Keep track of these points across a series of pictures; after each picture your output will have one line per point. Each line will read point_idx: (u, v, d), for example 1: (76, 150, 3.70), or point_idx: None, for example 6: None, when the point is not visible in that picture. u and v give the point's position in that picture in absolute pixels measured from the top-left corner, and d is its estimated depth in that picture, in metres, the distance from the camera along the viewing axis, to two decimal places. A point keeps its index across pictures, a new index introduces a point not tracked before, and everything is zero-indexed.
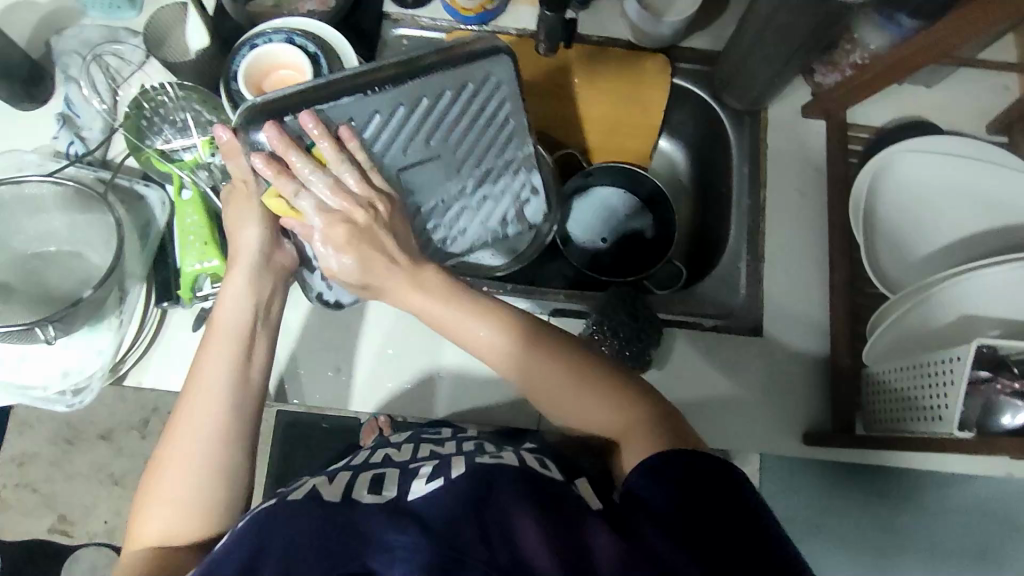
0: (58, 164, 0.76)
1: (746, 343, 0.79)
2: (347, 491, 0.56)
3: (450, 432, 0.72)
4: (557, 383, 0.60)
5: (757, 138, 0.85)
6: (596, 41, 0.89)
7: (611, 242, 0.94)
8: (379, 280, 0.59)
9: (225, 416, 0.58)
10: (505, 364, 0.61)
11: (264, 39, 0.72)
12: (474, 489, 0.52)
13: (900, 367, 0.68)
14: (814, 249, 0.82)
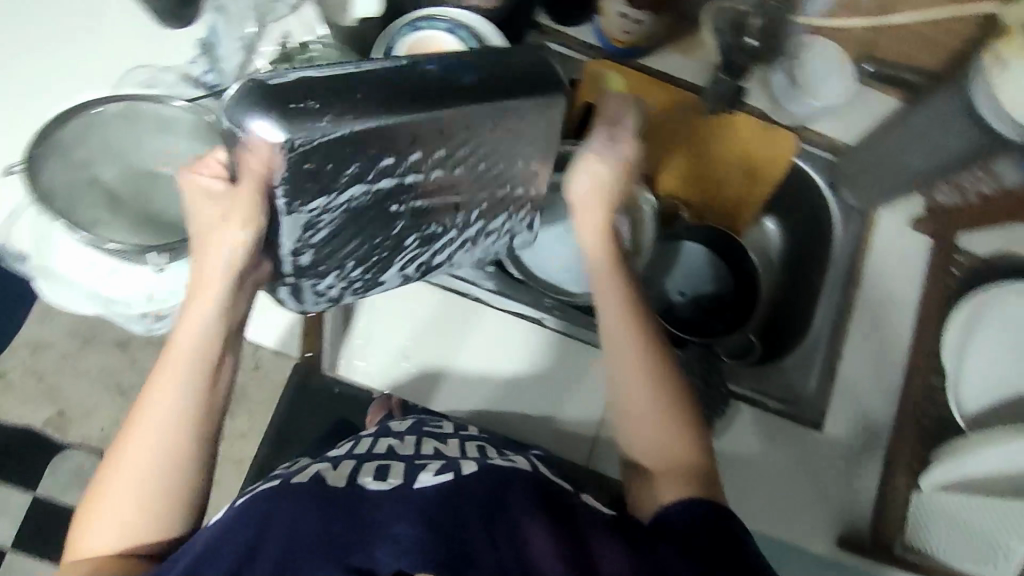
0: (190, 89, 0.77)
1: (803, 433, 0.79)
2: (353, 476, 0.61)
3: (455, 425, 0.71)
4: (651, 394, 0.67)
5: (862, 235, 0.85)
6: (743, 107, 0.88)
7: (689, 298, 0.94)
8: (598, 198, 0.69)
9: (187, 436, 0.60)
10: (621, 302, 0.68)
11: (427, 23, 0.72)
12: (487, 491, 0.59)
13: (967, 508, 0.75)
14: (894, 359, 0.81)
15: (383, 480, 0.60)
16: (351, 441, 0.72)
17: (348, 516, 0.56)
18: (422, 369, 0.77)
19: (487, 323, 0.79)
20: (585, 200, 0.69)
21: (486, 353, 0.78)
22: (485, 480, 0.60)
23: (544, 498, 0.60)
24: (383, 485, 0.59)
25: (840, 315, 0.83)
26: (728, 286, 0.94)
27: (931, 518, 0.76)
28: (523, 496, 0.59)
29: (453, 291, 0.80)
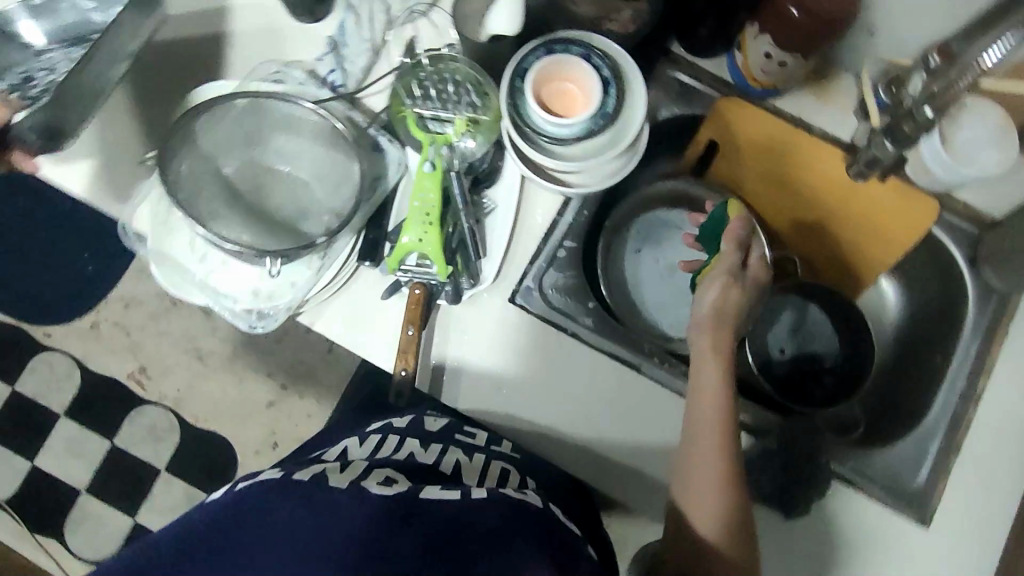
0: (315, 88, 0.76)
1: (904, 528, 0.73)
2: (355, 480, 0.57)
3: (485, 436, 0.75)
4: (714, 498, 0.63)
5: (999, 321, 0.78)
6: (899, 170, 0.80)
7: (790, 355, 0.88)
8: (723, 297, 0.69)
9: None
10: (716, 401, 0.66)
11: (562, 46, 0.69)
12: (493, 520, 0.53)
13: None
14: (1018, 462, 0.74)
15: (387, 487, 0.56)
16: (374, 428, 0.74)
17: (344, 515, 0.51)
18: (509, 399, 0.74)
19: (580, 362, 0.76)
20: (709, 318, 0.69)
21: (575, 392, 0.75)
22: (495, 510, 0.54)
23: (550, 542, 0.54)
24: (385, 491, 0.55)
25: (961, 405, 0.76)
26: (835, 348, 0.88)
27: None
28: (528, 535, 0.52)
29: (552, 324, 0.76)
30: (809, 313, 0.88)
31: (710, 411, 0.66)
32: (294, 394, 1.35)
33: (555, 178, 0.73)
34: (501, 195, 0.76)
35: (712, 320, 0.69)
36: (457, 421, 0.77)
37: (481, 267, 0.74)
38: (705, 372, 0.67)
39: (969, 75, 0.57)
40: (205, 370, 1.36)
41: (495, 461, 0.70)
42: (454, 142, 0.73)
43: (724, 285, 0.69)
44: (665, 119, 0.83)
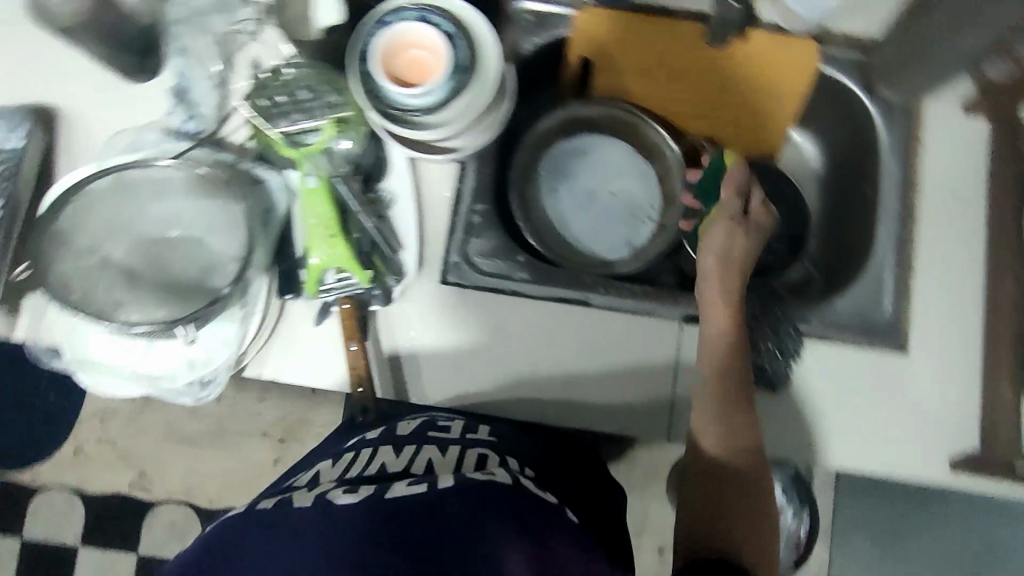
0: (176, 143, 0.73)
1: (887, 359, 0.74)
2: (319, 495, 0.56)
3: (460, 424, 0.69)
4: (729, 425, 0.66)
5: (910, 134, 0.78)
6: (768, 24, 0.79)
7: None
8: (732, 244, 0.72)
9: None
10: (728, 336, 0.69)
11: (394, 16, 0.67)
12: (465, 504, 0.53)
13: None
14: (970, 260, 0.76)
15: (352, 493, 0.55)
16: (347, 447, 0.68)
17: (318, 540, 0.50)
18: (477, 376, 0.73)
19: (531, 318, 0.75)
20: (718, 262, 0.72)
21: (536, 346, 0.74)
22: (463, 493, 0.54)
23: (524, 515, 0.54)
24: (352, 499, 0.54)
25: (902, 227, 0.76)
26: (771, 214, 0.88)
27: None
28: (500, 518, 0.53)
29: (490, 289, 0.75)
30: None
31: (711, 344, 0.69)
32: (294, 442, 1.32)
33: (441, 148, 0.72)
34: (398, 183, 0.74)
35: (719, 267, 0.72)
36: (428, 416, 0.70)
37: (402, 261, 0.73)
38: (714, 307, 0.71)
39: None
40: (200, 454, 1.32)
41: (473, 453, 0.64)
42: (330, 146, 0.70)
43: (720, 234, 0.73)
44: (530, 54, 0.81)
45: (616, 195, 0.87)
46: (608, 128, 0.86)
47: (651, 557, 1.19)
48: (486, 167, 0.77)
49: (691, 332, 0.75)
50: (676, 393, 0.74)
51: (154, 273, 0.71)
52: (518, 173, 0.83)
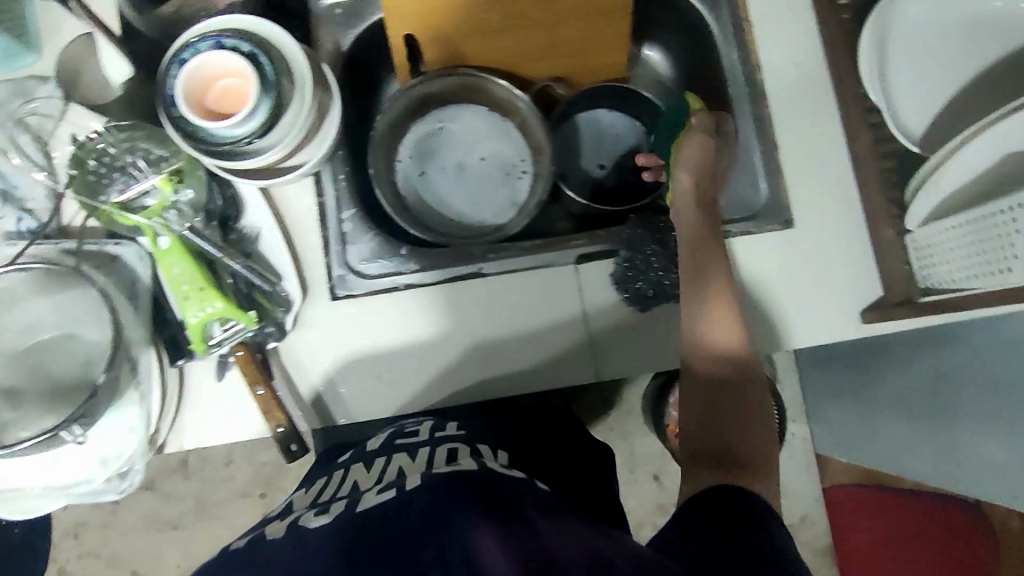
0: (14, 246, 0.68)
1: (778, 236, 0.76)
2: (292, 523, 0.58)
3: (428, 425, 0.68)
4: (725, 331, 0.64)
5: (739, 16, 0.79)
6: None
7: (610, 167, 0.90)
8: (707, 158, 0.72)
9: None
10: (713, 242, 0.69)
11: (190, 50, 0.64)
12: (433, 503, 0.51)
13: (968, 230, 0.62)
14: (827, 118, 0.78)
15: (324, 514, 0.57)
16: (324, 476, 0.69)
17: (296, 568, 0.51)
18: (397, 378, 0.73)
19: (433, 304, 0.74)
20: (695, 174, 0.71)
21: (446, 332, 0.74)
22: (426, 493, 0.53)
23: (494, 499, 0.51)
24: (325, 519, 0.56)
25: (756, 107, 0.78)
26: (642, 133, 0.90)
27: (953, 255, 0.65)
28: (465, 503, 0.50)
29: (383, 292, 0.74)
30: (603, 120, 0.91)
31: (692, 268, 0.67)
32: (276, 492, 1.28)
33: (288, 167, 0.71)
34: (258, 217, 0.72)
35: (695, 180, 0.72)
36: (397, 427, 0.70)
37: (285, 290, 0.71)
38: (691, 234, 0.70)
39: None
40: (188, 535, 1.27)
41: (442, 448, 0.62)
42: (173, 200, 0.68)
43: (698, 156, 0.72)
44: (353, 48, 0.79)
45: (485, 158, 0.86)
46: (455, 97, 0.86)
47: (649, 486, 1.20)
48: (343, 172, 0.76)
49: (590, 270, 0.74)
50: (591, 333, 0.74)
51: (35, 383, 0.67)
52: (380, 167, 0.81)
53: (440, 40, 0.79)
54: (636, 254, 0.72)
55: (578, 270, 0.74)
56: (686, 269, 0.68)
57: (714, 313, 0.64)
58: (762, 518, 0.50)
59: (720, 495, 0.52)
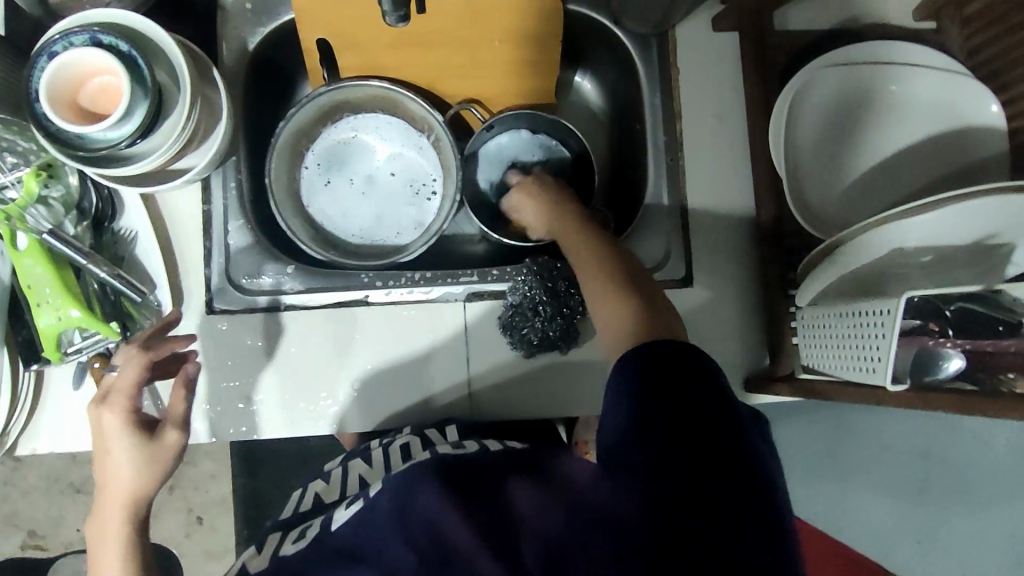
0: None
1: (672, 295, 0.75)
2: (271, 552, 0.54)
3: (380, 439, 0.69)
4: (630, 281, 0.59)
5: (667, 62, 0.76)
6: None
7: None
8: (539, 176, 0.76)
9: (128, 543, 0.57)
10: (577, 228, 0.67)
11: (62, 44, 0.59)
12: (397, 488, 0.47)
13: (842, 319, 0.62)
14: (740, 179, 0.76)
15: (303, 538, 0.54)
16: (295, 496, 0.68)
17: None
18: (278, 399, 0.71)
19: (314, 329, 0.72)
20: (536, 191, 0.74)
21: (334, 352, 0.72)
22: (391, 478, 0.48)
23: (458, 475, 0.47)
24: (302, 544, 0.52)
25: (672, 159, 0.76)
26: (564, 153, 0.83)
27: (830, 341, 0.65)
28: (434, 483, 0.45)
29: (258, 311, 0.71)
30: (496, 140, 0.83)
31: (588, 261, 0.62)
32: (185, 462, 1.15)
33: (173, 172, 0.67)
34: (134, 223, 0.70)
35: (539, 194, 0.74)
36: (353, 451, 0.71)
37: (157, 300, 0.69)
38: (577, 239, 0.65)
39: None
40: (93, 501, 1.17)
41: (400, 447, 0.65)
42: (42, 195, 0.63)
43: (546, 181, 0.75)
44: (260, 48, 0.75)
45: (396, 174, 0.83)
46: (369, 107, 0.82)
47: None
48: (236, 180, 0.73)
49: (478, 308, 0.73)
50: (472, 374, 0.73)
51: None
52: (280, 176, 0.78)
53: (355, 46, 0.75)
54: (525, 300, 0.71)
55: (467, 307, 0.73)
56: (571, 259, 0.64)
57: (626, 281, 0.58)
58: (710, 367, 0.46)
59: (660, 343, 0.47)
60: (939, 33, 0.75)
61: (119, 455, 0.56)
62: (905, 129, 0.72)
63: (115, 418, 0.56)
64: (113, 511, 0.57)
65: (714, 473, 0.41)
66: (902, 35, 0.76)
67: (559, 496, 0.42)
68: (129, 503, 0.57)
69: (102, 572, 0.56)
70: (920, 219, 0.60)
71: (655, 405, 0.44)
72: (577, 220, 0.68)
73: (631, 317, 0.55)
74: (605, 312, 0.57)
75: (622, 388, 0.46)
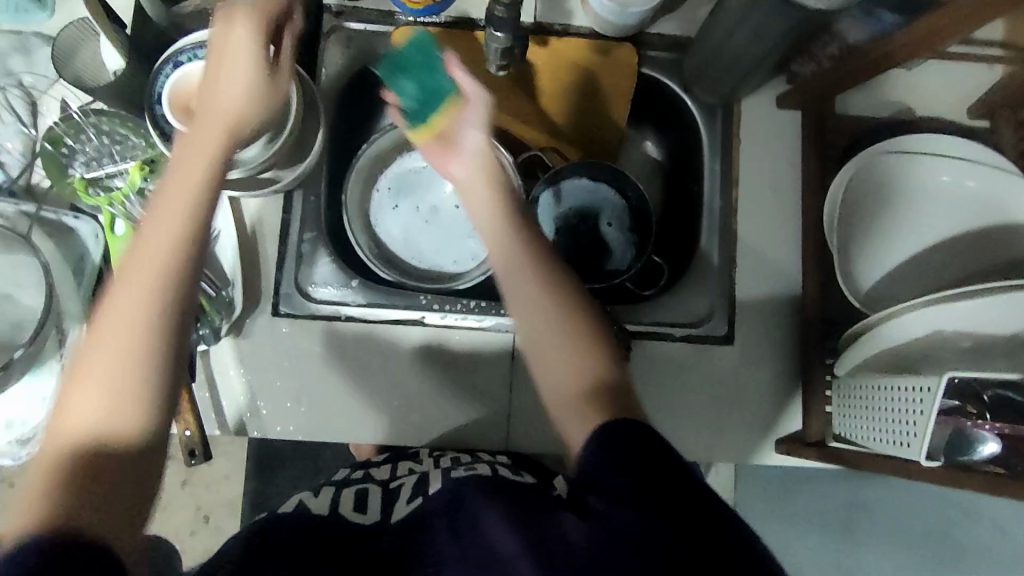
0: None
1: (712, 350, 0.78)
2: (334, 506, 0.56)
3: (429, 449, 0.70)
4: (575, 325, 0.52)
5: (729, 131, 0.81)
6: (585, 32, 0.81)
7: (616, 227, 0.85)
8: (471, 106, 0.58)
9: (169, 312, 0.45)
10: (504, 229, 0.55)
11: (187, 57, 0.66)
12: (458, 491, 0.50)
13: (881, 390, 0.64)
14: (789, 249, 0.80)
15: (365, 512, 0.55)
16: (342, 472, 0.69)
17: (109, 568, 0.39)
18: (330, 403, 0.74)
19: (369, 342, 0.75)
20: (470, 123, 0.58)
21: (387, 365, 0.75)
22: (449, 487, 0.52)
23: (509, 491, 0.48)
24: (365, 519, 0.53)
25: (725, 223, 0.80)
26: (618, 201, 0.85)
27: (864, 412, 0.67)
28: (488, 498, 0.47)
29: (321, 318, 0.75)
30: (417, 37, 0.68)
31: (535, 292, 0.52)
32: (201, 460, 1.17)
33: (264, 180, 0.72)
34: (218, 222, 0.74)
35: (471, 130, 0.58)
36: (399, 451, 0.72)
37: (229, 293, 0.73)
38: (516, 278, 0.53)
39: None
40: None
41: (451, 458, 0.66)
42: (139, 187, 0.69)
43: (487, 114, 0.59)
44: (355, 77, 0.81)
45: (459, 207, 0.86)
46: None
47: None
48: (316, 195, 0.78)
49: None
50: (512, 404, 0.76)
51: None
52: (353, 195, 0.83)
53: None
54: None
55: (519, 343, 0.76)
56: (503, 270, 0.54)
57: (585, 334, 0.52)
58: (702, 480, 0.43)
59: (645, 436, 0.44)
60: (992, 132, 0.79)
61: (236, 126, 0.50)
62: (953, 217, 0.76)
63: (250, 27, 0.50)
64: (179, 238, 0.46)
65: (685, 537, 0.39)
66: (953, 130, 0.80)
67: (594, 533, 0.41)
68: (186, 260, 0.46)
69: (150, 240, 0.45)
70: (967, 305, 0.62)
71: (627, 473, 0.42)
72: (507, 240, 0.54)
73: (573, 392, 0.50)
74: (556, 365, 0.51)
75: (595, 451, 0.44)
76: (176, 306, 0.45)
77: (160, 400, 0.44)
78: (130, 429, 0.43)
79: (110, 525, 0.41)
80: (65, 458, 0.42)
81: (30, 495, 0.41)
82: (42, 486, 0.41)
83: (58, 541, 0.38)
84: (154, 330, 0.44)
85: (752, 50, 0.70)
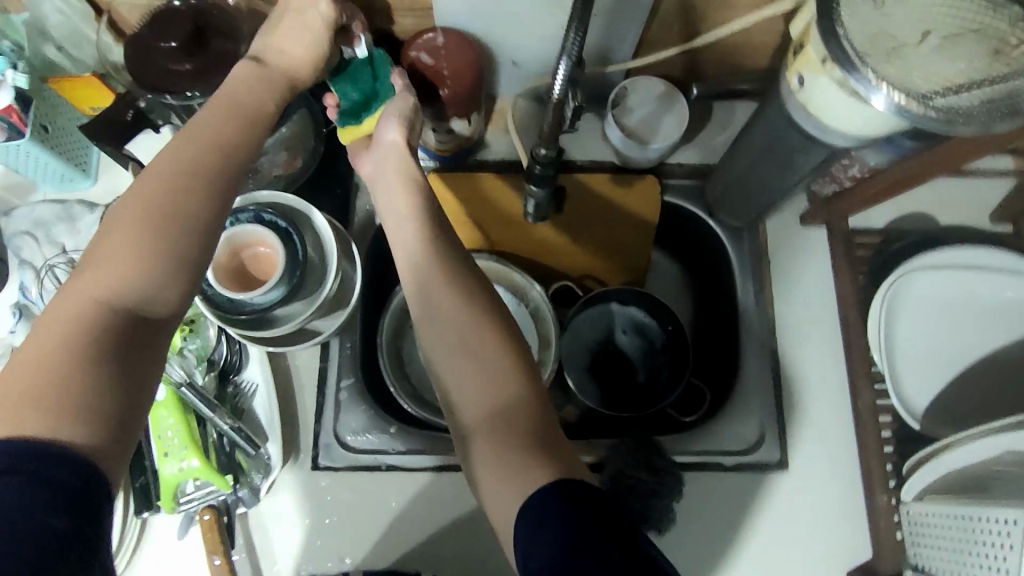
0: None
1: (767, 481, 0.74)
2: None
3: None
4: (484, 334, 0.55)
5: (758, 250, 0.82)
6: (610, 167, 0.83)
7: (632, 334, 0.86)
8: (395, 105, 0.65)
9: (201, 222, 0.50)
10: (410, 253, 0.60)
11: (230, 220, 0.67)
12: None
13: (960, 519, 0.60)
14: (834, 365, 0.77)
15: None
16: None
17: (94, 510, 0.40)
18: (374, 560, 0.69)
19: (408, 493, 0.72)
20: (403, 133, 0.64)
21: (429, 513, 0.71)
22: None
23: None
24: None
25: (765, 341, 0.79)
26: (656, 327, 0.85)
27: (943, 544, 0.63)
28: None
29: (361, 469, 0.72)
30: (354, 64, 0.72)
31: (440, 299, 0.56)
32: None
33: (306, 332, 0.73)
34: (256, 377, 0.74)
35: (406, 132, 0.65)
36: None
37: (267, 453, 0.71)
38: (423, 293, 0.57)
39: (551, 112, 0.60)
40: None
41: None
42: (181, 349, 0.70)
43: (408, 113, 0.65)
44: None
45: None
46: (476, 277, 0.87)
47: None
48: (352, 341, 0.77)
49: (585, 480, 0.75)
50: None
51: None
52: (387, 335, 0.82)
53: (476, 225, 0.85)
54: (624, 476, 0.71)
55: None
56: (412, 281, 0.58)
57: (493, 331, 0.56)
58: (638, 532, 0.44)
59: (572, 489, 0.45)
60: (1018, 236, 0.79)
61: (263, 108, 0.59)
62: (996, 328, 0.75)
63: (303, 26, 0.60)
64: (216, 172, 0.52)
65: (632, 559, 0.41)
66: (979, 237, 0.81)
67: None
68: (218, 181, 0.52)
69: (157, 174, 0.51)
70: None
71: (567, 520, 0.43)
72: (416, 250, 0.59)
73: (486, 400, 0.53)
74: (477, 386, 0.54)
75: (535, 519, 0.44)
76: (208, 217, 0.51)
77: (182, 282, 0.49)
78: (159, 307, 0.48)
79: (106, 450, 0.42)
80: (86, 330, 0.44)
81: (38, 362, 0.42)
82: (63, 352, 0.43)
83: (70, 442, 0.40)
84: (182, 231, 0.49)
85: (776, 178, 0.72)
